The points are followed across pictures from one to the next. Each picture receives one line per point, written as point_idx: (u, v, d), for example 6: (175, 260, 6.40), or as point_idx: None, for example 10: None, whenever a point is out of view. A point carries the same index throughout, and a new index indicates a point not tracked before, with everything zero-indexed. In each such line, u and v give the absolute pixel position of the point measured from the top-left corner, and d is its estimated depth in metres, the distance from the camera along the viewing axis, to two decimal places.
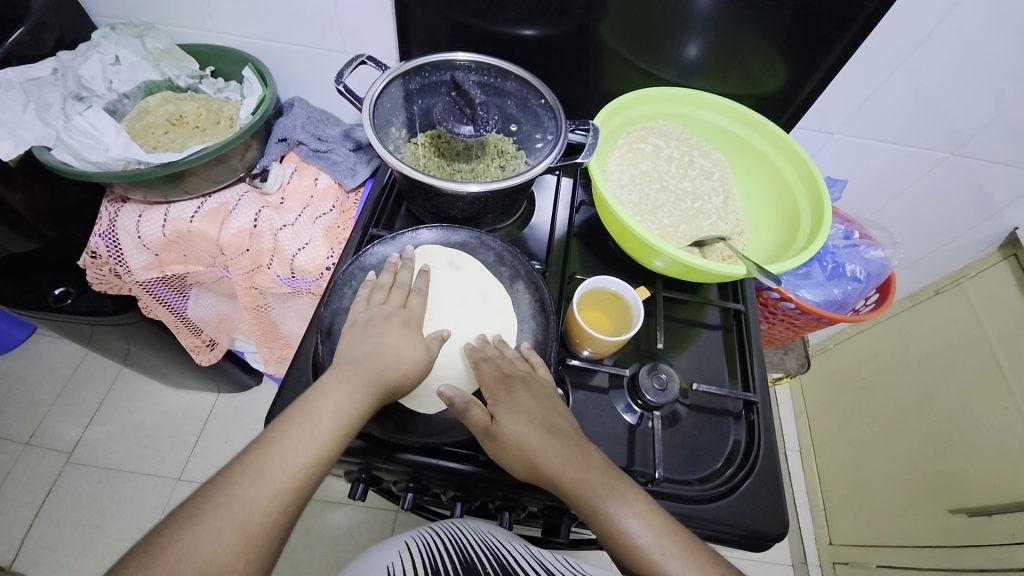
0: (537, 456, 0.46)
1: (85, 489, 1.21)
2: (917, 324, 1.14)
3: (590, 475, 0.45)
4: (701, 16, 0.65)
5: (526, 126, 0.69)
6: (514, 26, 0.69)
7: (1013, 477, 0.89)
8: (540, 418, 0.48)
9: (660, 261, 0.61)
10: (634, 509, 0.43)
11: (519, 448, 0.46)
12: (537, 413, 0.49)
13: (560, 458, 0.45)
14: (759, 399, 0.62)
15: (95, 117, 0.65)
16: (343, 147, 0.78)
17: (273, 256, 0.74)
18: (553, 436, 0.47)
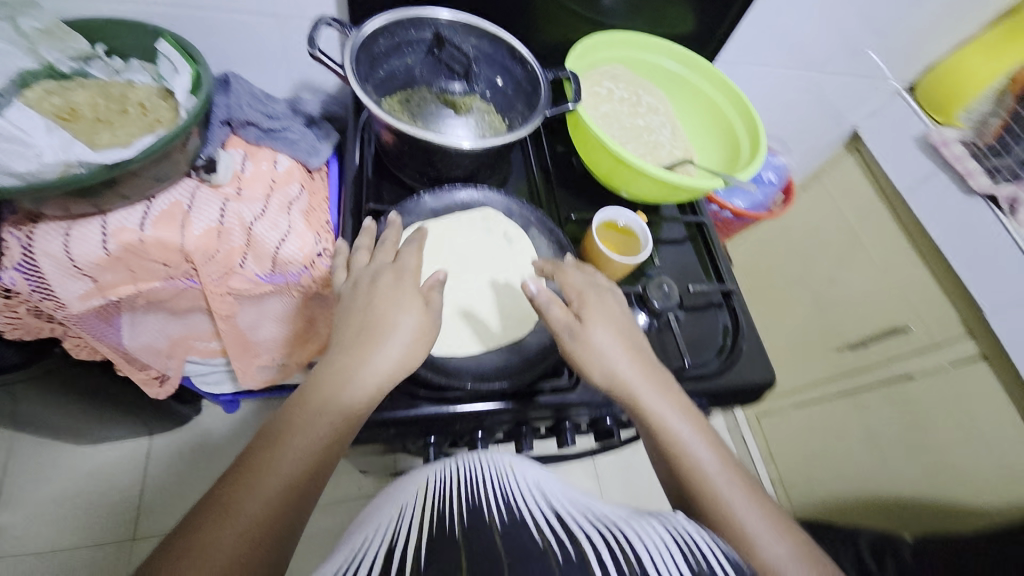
0: (623, 372, 0.51)
1: None
2: (793, 219, 1.41)
3: (670, 402, 0.51)
4: None
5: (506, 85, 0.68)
6: None
7: (875, 314, 1.20)
8: (624, 337, 0.53)
9: (638, 188, 0.69)
10: (705, 441, 0.49)
11: (615, 375, 0.51)
12: (621, 332, 0.54)
13: (648, 390, 0.51)
14: (734, 288, 0.75)
15: (21, 116, 0.53)
16: (297, 124, 0.72)
17: (247, 253, 0.66)
18: (636, 358, 0.52)
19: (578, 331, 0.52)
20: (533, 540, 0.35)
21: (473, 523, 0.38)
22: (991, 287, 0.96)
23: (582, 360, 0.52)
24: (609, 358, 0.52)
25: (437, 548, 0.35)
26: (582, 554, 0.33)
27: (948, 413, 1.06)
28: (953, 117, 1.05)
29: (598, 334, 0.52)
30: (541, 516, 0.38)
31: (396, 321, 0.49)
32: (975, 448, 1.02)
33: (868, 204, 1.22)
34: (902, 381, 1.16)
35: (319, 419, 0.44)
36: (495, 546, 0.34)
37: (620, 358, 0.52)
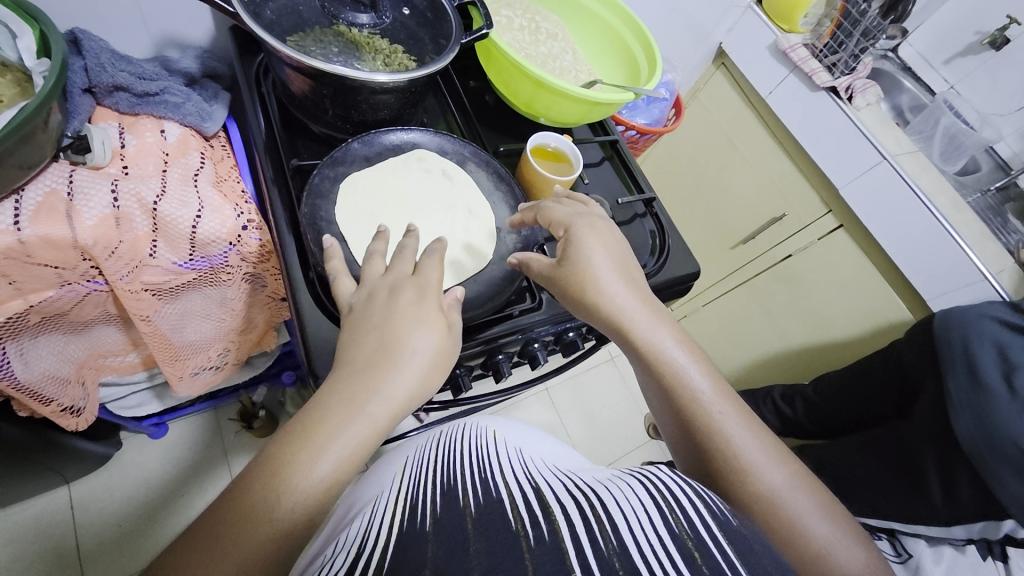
0: (621, 304, 0.52)
1: None
2: (680, 135, 1.54)
3: (669, 333, 0.52)
4: None
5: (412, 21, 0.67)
6: None
7: (757, 210, 1.40)
8: (621, 273, 0.54)
9: (558, 112, 0.73)
10: (702, 373, 0.51)
11: (613, 309, 0.51)
12: (618, 268, 0.54)
13: (648, 326, 0.51)
14: (654, 196, 0.83)
15: None
16: (177, 84, 0.64)
17: (157, 239, 0.60)
18: (634, 292, 0.53)
19: (585, 270, 0.53)
20: (506, 518, 0.37)
21: (447, 510, 0.39)
22: (840, 165, 1.16)
23: (580, 292, 0.52)
24: (608, 291, 0.52)
25: (405, 537, 0.36)
26: (554, 525, 0.36)
27: (819, 277, 1.30)
28: (794, 23, 1.22)
29: (599, 274, 0.53)
30: (518, 491, 0.41)
31: (415, 340, 0.41)
32: (842, 299, 1.27)
33: (739, 112, 1.38)
34: (785, 261, 1.38)
35: (323, 460, 0.35)
36: (464, 532, 0.36)
37: (622, 297, 0.52)
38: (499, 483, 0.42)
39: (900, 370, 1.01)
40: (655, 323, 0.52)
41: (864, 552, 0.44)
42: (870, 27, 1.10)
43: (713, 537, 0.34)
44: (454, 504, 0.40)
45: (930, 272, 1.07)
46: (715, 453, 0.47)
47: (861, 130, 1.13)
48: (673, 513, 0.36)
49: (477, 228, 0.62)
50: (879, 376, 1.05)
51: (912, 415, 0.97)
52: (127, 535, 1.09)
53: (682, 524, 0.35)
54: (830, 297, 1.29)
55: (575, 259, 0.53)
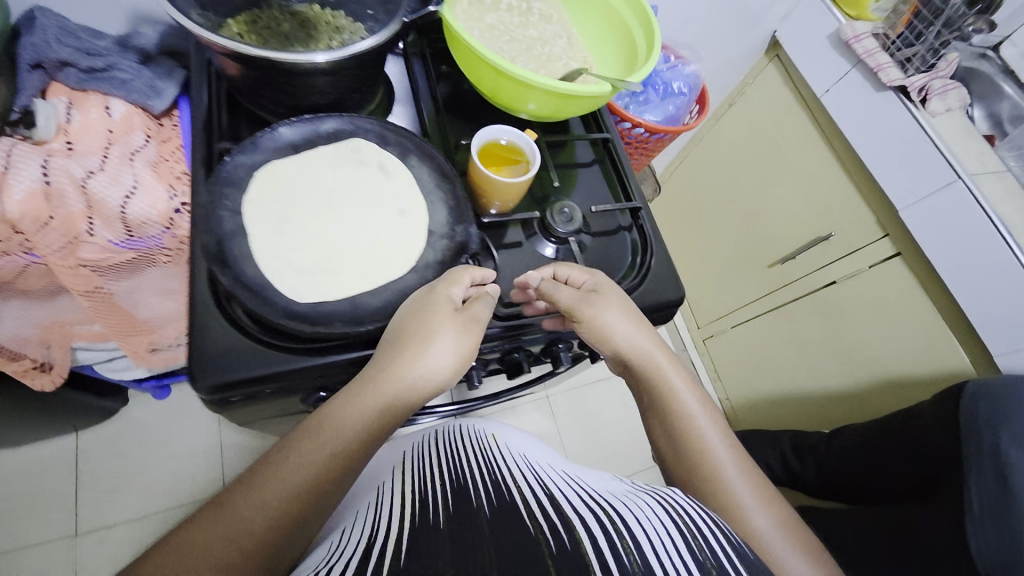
0: (643, 349, 0.59)
1: None
2: (723, 134, 1.38)
3: (679, 382, 0.59)
4: None
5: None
6: None
7: (799, 226, 1.22)
8: (639, 320, 0.60)
9: (533, 105, 0.66)
10: (709, 417, 0.58)
11: (635, 350, 0.59)
12: (636, 316, 0.60)
13: (656, 355, 0.60)
14: (642, 205, 0.72)
15: None
16: (128, 60, 0.62)
17: (93, 217, 0.60)
18: (653, 337, 0.60)
19: (607, 319, 0.58)
20: (523, 526, 0.38)
21: (460, 514, 0.40)
22: (902, 183, 0.97)
23: (600, 335, 0.58)
24: (631, 336, 0.59)
25: (422, 532, 0.38)
26: (575, 538, 0.36)
27: (865, 311, 1.12)
28: (864, 9, 1.03)
29: (610, 310, 0.60)
30: (533, 502, 0.42)
31: (438, 344, 0.48)
32: (891, 340, 1.08)
33: (790, 113, 1.20)
34: (827, 287, 1.19)
35: (351, 422, 0.44)
36: (478, 519, 0.39)
37: (628, 329, 0.59)
38: (513, 491, 0.44)
39: (917, 448, 0.85)
40: (660, 354, 0.60)
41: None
42: (954, 17, 0.90)
43: (734, 566, 0.36)
44: (467, 509, 0.41)
45: (1002, 322, 0.86)
46: (714, 491, 0.53)
47: (933, 140, 0.92)
48: (695, 539, 0.38)
49: (407, 230, 0.55)
50: (888, 442, 0.90)
51: (930, 495, 0.81)
52: (120, 487, 1.16)
53: (706, 551, 0.37)
54: (876, 336, 1.10)
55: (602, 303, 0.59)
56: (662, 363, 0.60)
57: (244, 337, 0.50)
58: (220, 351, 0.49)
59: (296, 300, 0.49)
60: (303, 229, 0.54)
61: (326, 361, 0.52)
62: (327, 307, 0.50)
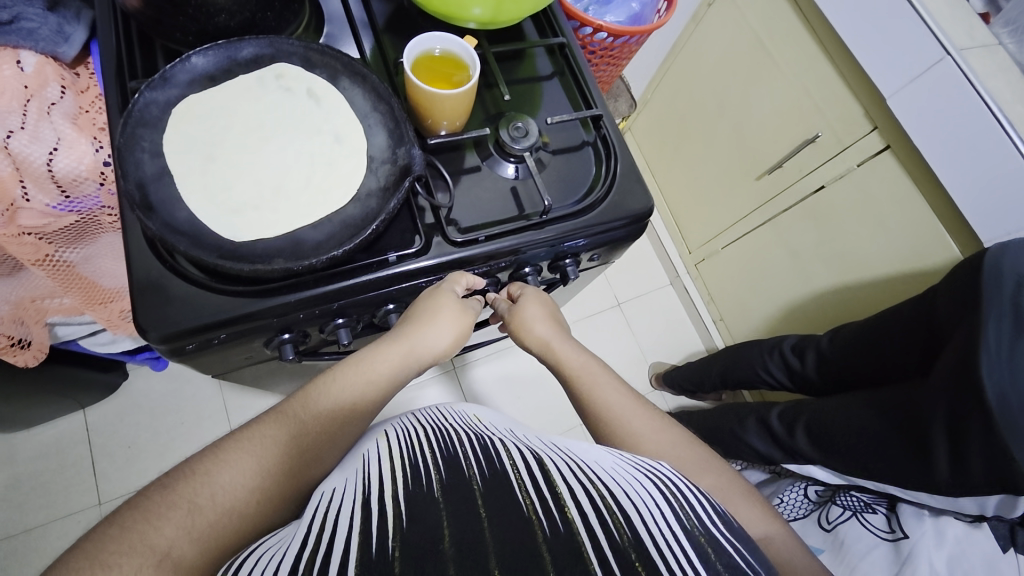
0: (547, 337, 0.63)
1: None
2: (703, 41, 1.29)
3: (589, 362, 0.62)
4: None
5: None
6: None
7: (786, 131, 1.16)
8: (550, 315, 0.65)
9: (478, 9, 0.60)
10: (612, 389, 0.59)
11: (543, 342, 0.63)
12: (548, 310, 0.65)
13: (567, 349, 0.62)
14: (603, 112, 0.67)
15: None
16: (31, 5, 0.56)
17: (24, 180, 0.56)
18: (557, 325, 0.64)
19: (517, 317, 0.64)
20: (516, 503, 0.36)
21: (454, 482, 0.38)
22: (889, 66, 0.90)
23: (518, 331, 0.64)
24: (537, 326, 0.63)
25: (414, 501, 0.36)
26: (571, 526, 0.35)
27: (855, 212, 1.08)
28: None
29: (530, 306, 0.64)
30: (526, 473, 0.39)
31: (440, 334, 0.55)
32: (878, 239, 1.05)
33: (773, 5, 1.11)
34: (816, 193, 1.15)
35: (373, 375, 0.51)
36: (475, 501, 0.36)
37: (547, 325, 0.63)
38: (506, 460, 0.41)
39: (930, 319, 0.83)
40: (574, 347, 0.63)
41: (760, 517, 0.52)
42: None
43: (722, 536, 0.37)
44: (460, 476, 0.39)
45: (991, 208, 0.82)
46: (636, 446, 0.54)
47: (921, 16, 0.84)
48: (684, 509, 0.38)
49: (344, 157, 0.53)
50: (905, 310, 0.88)
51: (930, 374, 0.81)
52: (134, 456, 1.21)
53: (694, 521, 0.37)
54: (866, 237, 1.07)
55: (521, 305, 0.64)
56: (571, 349, 0.63)
57: (189, 285, 0.49)
58: (167, 302, 0.48)
59: (233, 239, 0.48)
60: (233, 167, 0.51)
61: (283, 304, 0.51)
62: (265, 243, 0.49)
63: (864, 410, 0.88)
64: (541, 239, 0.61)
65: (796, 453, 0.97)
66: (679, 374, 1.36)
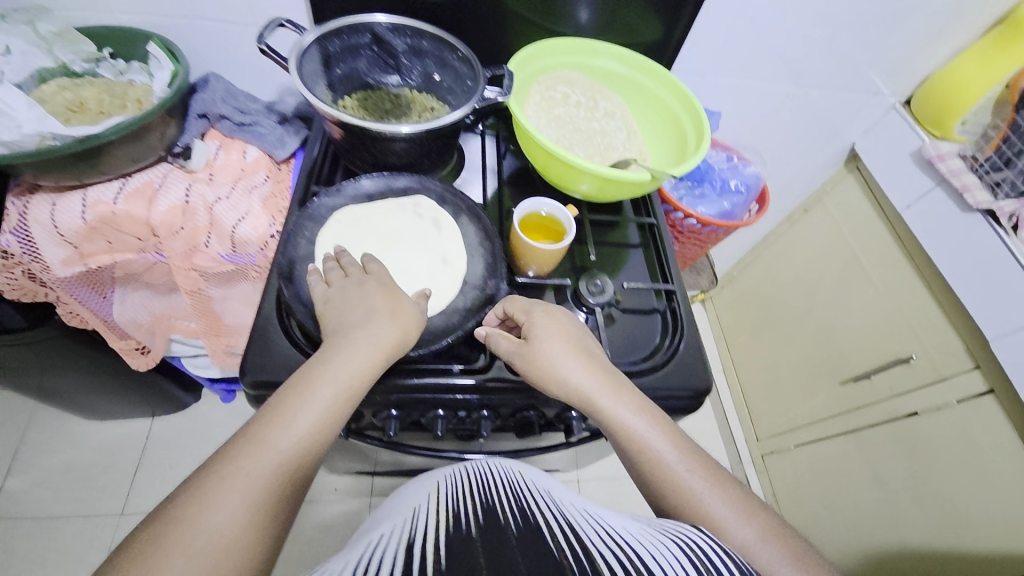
0: (580, 382, 0.53)
1: (20, 542, 1.16)
2: (796, 240, 1.35)
3: (628, 406, 0.53)
4: None
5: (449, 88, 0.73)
6: None
7: (878, 344, 1.13)
8: (575, 350, 0.55)
9: (585, 186, 0.72)
10: (663, 438, 0.52)
11: (573, 390, 0.53)
12: (570, 343, 0.55)
13: (614, 397, 0.53)
14: (678, 288, 0.73)
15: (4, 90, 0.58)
16: (268, 119, 0.79)
17: (211, 233, 0.74)
18: (588, 364, 0.54)
19: (543, 363, 0.54)
20: (547, 547, 0.38)
21: (491, 525, 0.41)
22: (991, 312, 0.88)
23: (543, 377, 0.54)
24: (565, 369, 0.53)
25: (454, 538, 0.38)
26: (597, 569, 0.35)
27: (958, 455, 0.96)
28: (949, 129, 0.99)
29: (557, 333, 0.56)
30: (556, 528, 0.41)
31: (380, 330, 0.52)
32: (982, 492, 0.91)
33: (872, 225, 1.15)
34: (908, 418, 1.05)
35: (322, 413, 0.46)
36: (505, 544, 0.38)
37: (580, 360, 0.54)
38: (537, 518, 0.43)
39: None
40: (618, 397, 0.53)
41: None
42: None
43: None
44: (496, 522, 0.41)
45: None
46: None
47: None
48: None
49: (443, 277, 0.63)
50: None
51: None
52: (169, 478, 1.27)
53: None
54: (966, 486, 0.94)
55: (542, 345, 0.55)
56: (604, 397, 0.53)
57: (291, 347, 0.58)
58: (269, 355, 0.57)
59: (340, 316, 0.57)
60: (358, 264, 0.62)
61: None
62: None
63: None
64: None
65: None
66: None
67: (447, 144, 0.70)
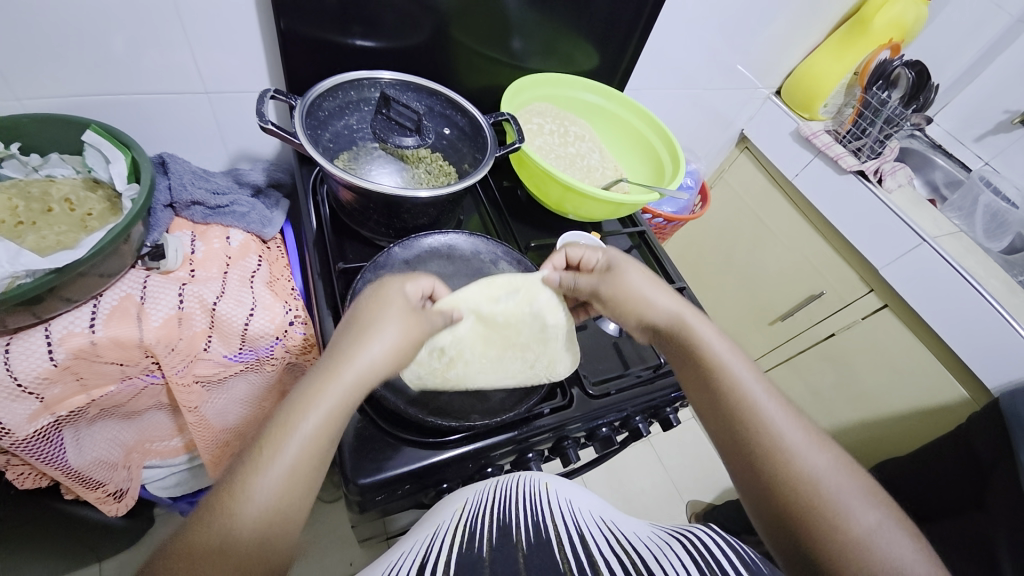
0: (662, 310, 0.55)
1: None
2: (709, 213, 1.57)
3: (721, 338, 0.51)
4: (520, 18, 0.78)
5: (459, 141, 0.73)
6: (372, 39, 0.72)
7: (791, 285, 1.37)
8: (656, 283, 0.58)
9: (587, 209, 0.77)
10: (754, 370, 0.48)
11: (661, 310, 0.55)
12: (653, 279, 0.58)
13: (704, 325, 0.52)
14: (684, 284, 0.83)
15: None
16: (244, 196, 0.72)
17: (212, 335, 0.65)
18: (673, 295, 0.56)
19: (625, 290, 0.57)
20: (551, 559, 0.33)
21: (501, 543, 0.35)
22: (877, 245, 1.16)
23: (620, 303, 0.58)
24: (644, 297, 0.56)
25: (466, 564, 0.33)
26: None
27: (870, 358, 1.23)
28: (815, 112, 1.26)
29: (632, 272, 0.58)
30: (562, 532, 0.36)
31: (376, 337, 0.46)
32: (895, 381, 1.19)
33: (768, 192, 1.40)
34: (828, 338, 1.32)
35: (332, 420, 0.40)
36: None
37: (647, 286, 0.57)
38: (547, 524, 0.37)
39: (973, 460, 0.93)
40: (705, 321, 0.53)
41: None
42: (892, 115, 1.14)
43: None
44: (508, 538, 0.35)
45: (991, 358, 1.01)
46: None
47: (895, 212, 1.13)
48: None
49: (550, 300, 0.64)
50: (948, 447, 0.98)
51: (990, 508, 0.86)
52: None
53: (717, 570, 0.31)
54: (881, 381, 1.22)
55: (621, 277, 0.58)
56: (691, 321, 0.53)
57: (388, 437, 0.56)
58: (367, 452, 0.54)
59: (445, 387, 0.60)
60: None
61: (458, 455, 0.57)
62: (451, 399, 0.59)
63: (940, 549, 0.88)
64: (654, 389, 0.70)
65: None
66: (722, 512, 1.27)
67: (461, 196, 0.71)
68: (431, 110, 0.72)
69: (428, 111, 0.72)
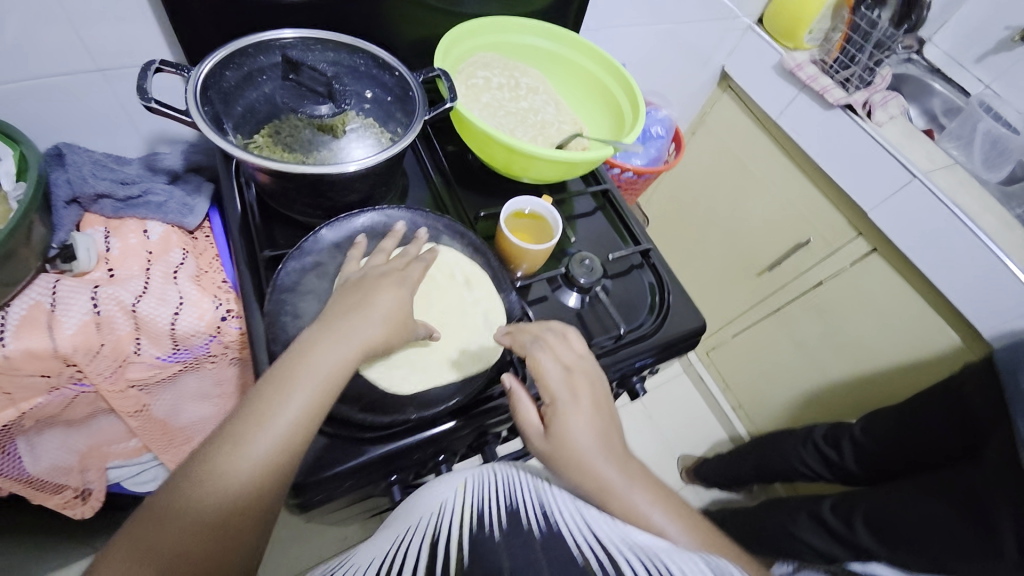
0: (607, 475, 0.45)
1: None
2: (690, 160, 1.47)
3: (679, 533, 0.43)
4: None
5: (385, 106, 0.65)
6: None
7: (775, 232, 1.31)
8: (602, 427, 0.48)
9: (539, 171, 0.71)
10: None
11: (602, 478, 0.44)
12: (601, 420, 0.49)
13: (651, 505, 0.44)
14: (650, 246, 0.78)
15: None
16: (159, 184, 0.66)
17: (140, 337, 0.61)
18: (619, 456, 0.47)
19: (570, 441, 0.47)
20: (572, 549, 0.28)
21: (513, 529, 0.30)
22: (865, 186, 1.09)
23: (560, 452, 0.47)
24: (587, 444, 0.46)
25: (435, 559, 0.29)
26: None
27: (860, 306, 1.19)
28: (799, 40, 1.15)
29: (581, 412, 0.48)
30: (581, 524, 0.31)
31: (337, 348, 0.45)
32: (886, 329, 1.15)
33: (752, 133, 1.30)
34: (816, 287, 1.27)
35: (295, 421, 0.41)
36: None
37: (600, 440, 0.47)
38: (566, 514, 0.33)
39: (963, 406, 0.91)
40: (644, 490, 0.45)
41: None
42: (882, 39, 1.04)
43: None
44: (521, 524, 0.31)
45: (984, 301, 0.97)
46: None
47: (883, 145, 1.06)
48: None
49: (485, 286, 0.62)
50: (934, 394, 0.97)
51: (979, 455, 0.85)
52: None
53: None
54: (869, 328, 1.18)
55: (567, 428, 0.47)
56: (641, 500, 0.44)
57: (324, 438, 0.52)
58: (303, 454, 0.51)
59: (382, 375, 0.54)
60: None
61: (401, 447, 0.54)
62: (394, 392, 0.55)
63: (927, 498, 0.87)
64: (616, 362, 0.67)
65: (859, 547, 0.94)
66: (710, 467, 1.35)
67: (398, 166, 0.65)
68: (351, 74, 0.65)
69: (350, 74, 0.65)
